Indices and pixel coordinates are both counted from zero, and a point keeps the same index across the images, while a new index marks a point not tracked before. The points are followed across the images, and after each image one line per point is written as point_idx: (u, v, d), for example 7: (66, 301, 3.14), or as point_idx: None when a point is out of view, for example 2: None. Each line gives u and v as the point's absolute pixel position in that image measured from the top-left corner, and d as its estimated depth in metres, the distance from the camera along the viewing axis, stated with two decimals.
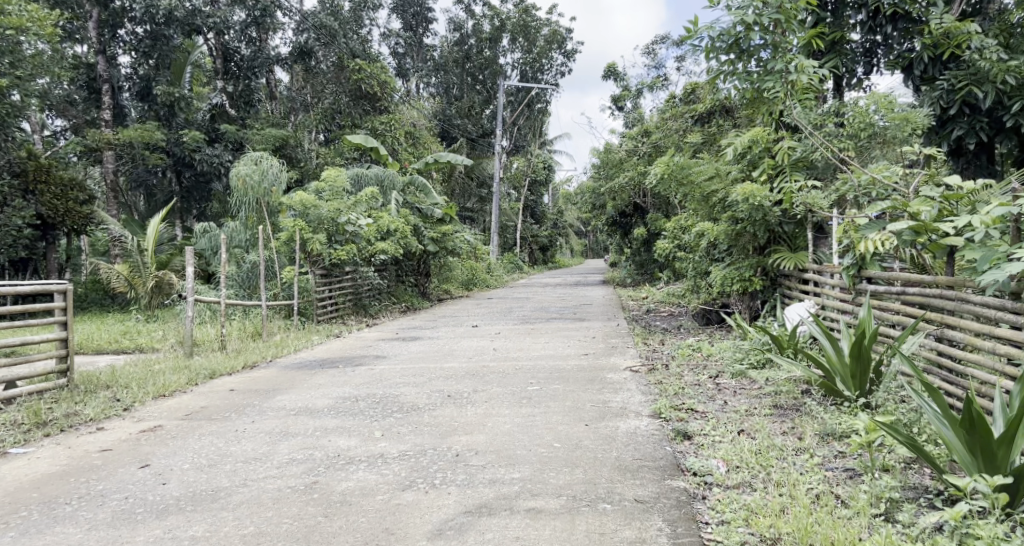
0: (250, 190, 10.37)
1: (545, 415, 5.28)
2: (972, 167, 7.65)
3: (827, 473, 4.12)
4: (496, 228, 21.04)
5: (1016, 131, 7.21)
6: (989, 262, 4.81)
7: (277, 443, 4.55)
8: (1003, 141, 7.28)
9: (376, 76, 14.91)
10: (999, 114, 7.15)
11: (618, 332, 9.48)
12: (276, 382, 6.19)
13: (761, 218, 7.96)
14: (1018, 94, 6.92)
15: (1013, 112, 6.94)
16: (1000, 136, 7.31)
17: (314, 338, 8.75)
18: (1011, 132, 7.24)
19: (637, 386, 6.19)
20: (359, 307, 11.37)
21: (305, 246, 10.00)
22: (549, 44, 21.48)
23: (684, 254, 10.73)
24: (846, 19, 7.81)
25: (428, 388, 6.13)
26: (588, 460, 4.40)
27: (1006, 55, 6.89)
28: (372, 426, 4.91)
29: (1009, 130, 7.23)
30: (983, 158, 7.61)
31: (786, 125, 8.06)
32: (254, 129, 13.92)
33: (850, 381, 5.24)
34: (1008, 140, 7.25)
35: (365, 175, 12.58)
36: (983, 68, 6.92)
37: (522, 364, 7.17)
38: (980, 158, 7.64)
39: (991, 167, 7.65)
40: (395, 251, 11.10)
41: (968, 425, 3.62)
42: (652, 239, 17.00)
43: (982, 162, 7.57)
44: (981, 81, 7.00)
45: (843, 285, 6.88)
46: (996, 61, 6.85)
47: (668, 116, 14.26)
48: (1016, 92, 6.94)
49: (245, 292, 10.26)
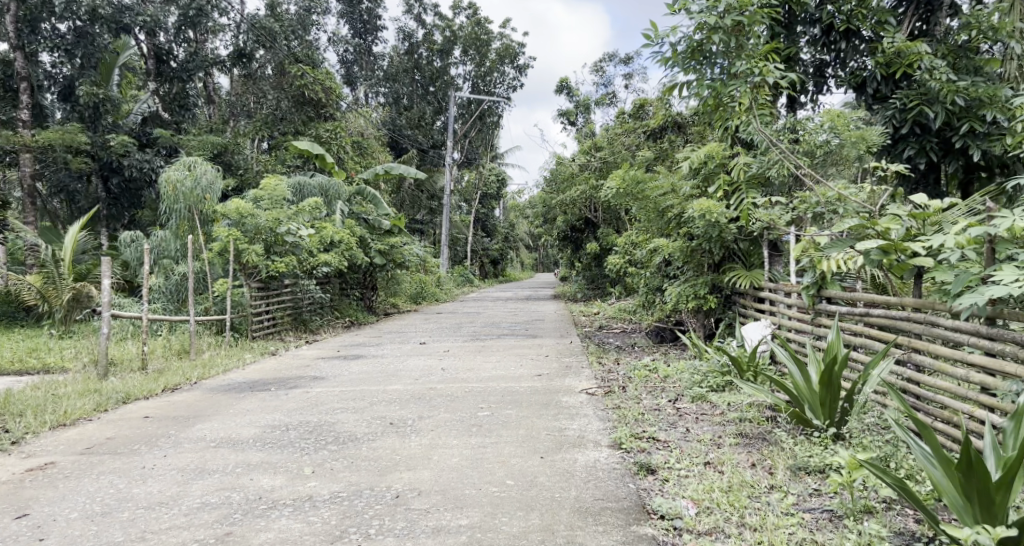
0: (181, 196, 9.74)
1: (496, 446, 4.82)
2: (917, 187, 7.42)
3: (805, 516, 3.79)
4: (446, 240, 20.52)
5: (963, 152, 7.02)
6: (964, 284, 4.47)
7: (189, 483, 4.00)
8: (950, 162, 7.09)
9: (320, 81, 14.34)
10: (948, 135, 6.97)
11: (571, 350, 9.10)
12: (198, 408, 5.59)
13: (717, 234, 7.66)
14: (966, 116, 6.77)
15: (962, 133, 6.76)
16: (947, 158, 7.10)
17: (247, 356, 8.15)
18: (958, 154, 7.04)
19: (594, 412, 5.78)
20: (299, 323, 10.75)
21: (239, 257, 9.38)
22: (501, 58, 21.12)
23: (636, 270, 10.44)
24: (798, 35, 7.55)
25: (367, 414, 5.62)
26: (543, 501, 3.96)
27: (955, 76, 6.78)
28: (302, 461, 4.37)
29: (957, 152, 7.03)
30: (931, 178, 7.33)
31: (740, 141, 7.82)
32: (190, 134, 13.28)
33: (819, 409, 4.91)
34: (955, 162, 7.06)
35: (308, 184, 12.02)
36: (933, 88, 6.77)
37: (470, 386, 6.70)
38: (929, 178, 7.33)
39: (938, 190, 7.34)
40: (339, 264, 10.59)
41: (965, 470, 3.42)
42: (604, 254, 16.75)
43: (930, 182, 7.28)
44: (932, 102, 6.83)
45: (802, 305, 6.58)
46: (945, 82, 6.74)
47: (619, 131, 14.02)
48: (965, 112, 6.78)
49: (173, 306, 9.57)
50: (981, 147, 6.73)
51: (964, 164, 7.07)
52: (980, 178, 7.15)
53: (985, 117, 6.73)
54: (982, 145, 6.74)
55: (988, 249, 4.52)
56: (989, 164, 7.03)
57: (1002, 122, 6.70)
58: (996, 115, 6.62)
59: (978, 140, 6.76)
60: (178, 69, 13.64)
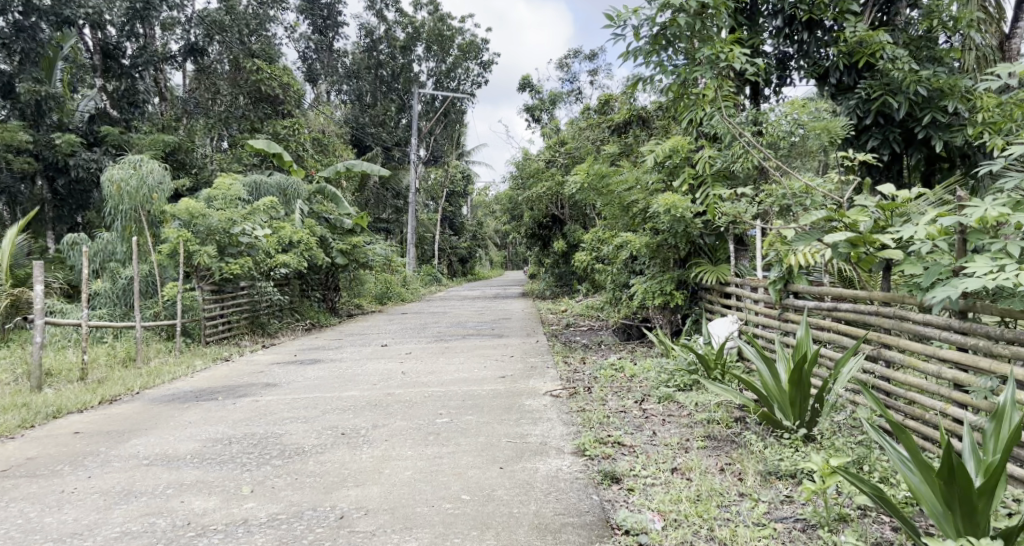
0: (126, 197, 9.13)
1: (454, 456, 4.57)
2: (882, 177, 7.31)
3: (777, 527, 3.63)
4: (412, 240, 20.14)
5: (925, 143, 6.92)
6: (935, 276, 4.29)
7: (111, 508, 3.80)
8: (912, 154, 6.98)
9: (277, 78, 13.90)
10: (911, 126, 6.84)
11: (536, 349, 8.86)
12: (137, 421, 5.27)
13: (683, 230, 7.45)
14: (927, 106, 6.64)
15: (924, 124, 6.65)
16: (909, 149, 6.99)
17: (197, 363, 7.79)
18: (920, 145, 6.93)
19: (558, 415, 5.54)
20: (256, 327, 10.35)
21: (190, 259, 8.97)
22: (465, 54, 20.77)
23: (603, 266, 10.24)
24: (761, 26, 7.38)
25: (319, 423, 5.32)
26: (499, 518, 3.80)
27: (917, 66, 6.64)
28: (241, 479, 4.16)
29: (919, 143, 6.93)
30: (894, 169, 7.23)
31: (705, 134, 7.63)
32: (140, 132, 12.73)
33: (789, 410, 4.73)
34: (918, 153, 6.96)
35: (265, 182, 11.57)
36: (897, 78, 6.62)
37: (431, 391, 6.41)
38: (892, 169, 7.23)
39: (901, 181, 7.26)
40: (299, 264, 10.29)
41: (948, 479, 3.28)
42: (572, 250, 16.54)
43: (894, 173, 7.18)
44: (896, 91, 6.68)
45: (769, 300, 6.39)
46: (908, 71, 6.59)
47: (584, 126, 13.78)
48: (927, 103, 6.67)
49: (121, 311, 9.16)
50: (943, 137, 6.63)
51: (927, 155, 6.97)
52: (941, 169, 7.08)
53: (947, 108, 6.61)
54: (944, 136, 6.64)
55: (959, 240, 4.28)
56: (950, 156, 6.95)
57: (964, 113, 6.61)
58: (957, 105, 6.53)
59: (940, 131, 6.65)
60: (128, 66, 13.10)
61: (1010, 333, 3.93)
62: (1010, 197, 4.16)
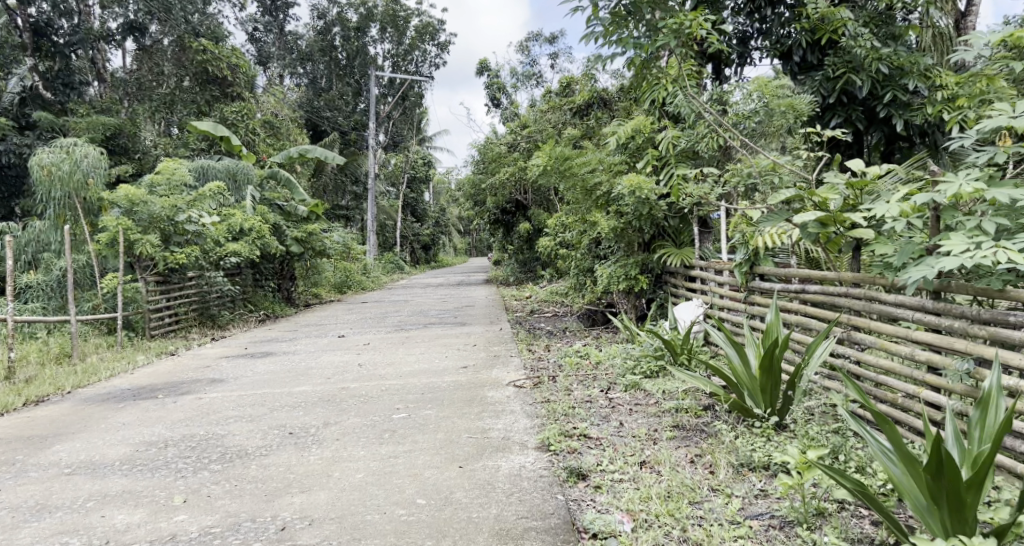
0: (58, 181, 8.51)
1: (411, 456, 4.28)
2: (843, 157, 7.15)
3: (753, 525, 3.42)
4: (372, 227, 19.67)
5: (886, 122, 6.78)
6: (908, 256, 4.07)
7: (19, 527, 3.59)
8: (873, 133, 6.85)
9: (224, 58, 13.33)
10: (873, 105, 6.69)
11: (500, 338, 8.59)
12: (64, 425, 5.01)
13: (647, 212, 7.21)
14: (889, 84, 6.47)
15: (886, 102, 6.49)
16: (871, 127, 6.85)
17: (139, 358, 7.38)
18: (882, 123, 6.80)
19: (521, 407, 5.27)
20: (206, 319, 9.88)
21: (131, 249, 8.48)
22: (421, 36, 20.24)
23: (566, 251, 9.99)
24: (722, 3, 7.15)
25: (266, 422, 4.97)
26: (457, 524, 3.54)
27: (879, 43, 6.44)
28: (173, 487, 3.93)
29: (881, 121, 6.78)
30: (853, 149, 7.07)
31: (668, 114, 7.40)
32: (77, 115, 12.14)
33: (759, 397, 4.54)
34: (879, 132, 6.83)
35: (213, 167, 11.03)
36: (858, 55, 6.41)
37: (388, 384, 6.09)
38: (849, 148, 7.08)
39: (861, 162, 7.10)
40: (248, 253, 9.89)
41: (934, 472, 3.09)
42: (536, 236, 16.32)
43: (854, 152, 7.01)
44: (858, 69, 6.50)
45: (735, 283, 6.18)
46: (869, 48, 6.39)
47: (545, 109, 13.44)
48: (888, 81, 6.49)
49: (56, 305, 8.70)
50: (903, 116, 6.48)
51: (887, 134, 6.85)
52: (902, 149, 6.94)
53: (908, 86, 6.46)
54: (904, 115, 6.48)
55: (932, 218, 4.03)
56: (909, 135, 6.80)
57: (923, 91, 6.48)
58: (918, 83, 6.38)
59: (901, 110, 6.50)
60: (61, 44, 12.78)
61: (986, 313, 3.73)
62: (984, 171, 3.92)
